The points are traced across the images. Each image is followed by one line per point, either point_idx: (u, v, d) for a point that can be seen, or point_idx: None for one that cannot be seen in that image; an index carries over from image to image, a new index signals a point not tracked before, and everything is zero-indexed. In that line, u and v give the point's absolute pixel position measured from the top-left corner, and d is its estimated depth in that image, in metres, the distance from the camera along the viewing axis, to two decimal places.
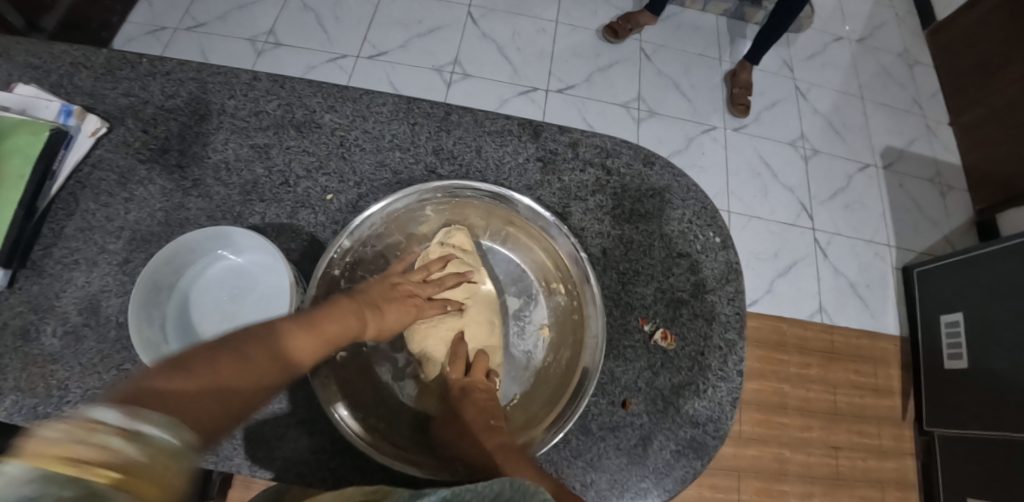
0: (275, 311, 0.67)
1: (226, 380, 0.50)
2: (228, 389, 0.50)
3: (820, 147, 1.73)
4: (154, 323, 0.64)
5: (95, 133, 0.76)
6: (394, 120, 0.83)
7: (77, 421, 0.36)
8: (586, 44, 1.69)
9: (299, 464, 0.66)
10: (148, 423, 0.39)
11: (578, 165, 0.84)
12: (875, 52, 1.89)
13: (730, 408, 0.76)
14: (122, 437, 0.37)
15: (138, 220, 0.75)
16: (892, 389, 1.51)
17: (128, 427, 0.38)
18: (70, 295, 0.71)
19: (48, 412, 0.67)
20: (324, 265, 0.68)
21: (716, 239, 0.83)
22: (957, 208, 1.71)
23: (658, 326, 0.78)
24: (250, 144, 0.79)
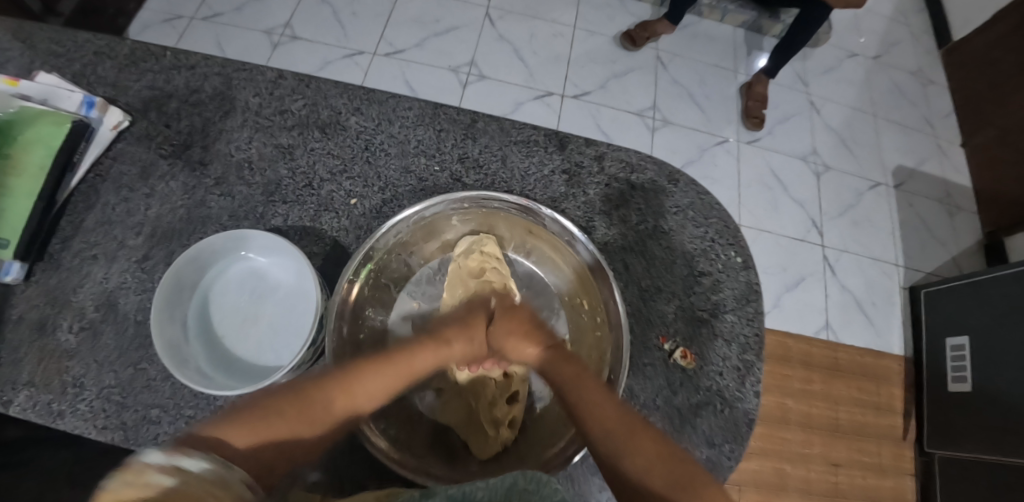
0: (297, 317, 0.67)
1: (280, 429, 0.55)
2: (281, 440, 0.55)
3: (832, 163, 1.73)
4: (174, 324, 0.63)
5: (117, 127, 0.75)
6: (420, 125, 0.82)
7: (132, 471, 0.44)
8: (603, 50, 1.67)
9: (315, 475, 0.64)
10: (193, 459, 0.46)
11: (602, 179, 0.84)
12: (890, 70, 1.88)
13: (747, 428, 0.75)
14: (170, 474, 0.44)
15: (158, 215, 0.73)
16: (895, 408, 1.51)
17: (174, 464, 0.45)
18: (88, 290, 0.70)
19: (63, 409, 0.66)
20: (346, 277, 0.66)
21: (737, 259, 0.83)
22: (965, 229, 1.71)
23: (679, 346, 0.77)
24: (275, 144, 0.78)
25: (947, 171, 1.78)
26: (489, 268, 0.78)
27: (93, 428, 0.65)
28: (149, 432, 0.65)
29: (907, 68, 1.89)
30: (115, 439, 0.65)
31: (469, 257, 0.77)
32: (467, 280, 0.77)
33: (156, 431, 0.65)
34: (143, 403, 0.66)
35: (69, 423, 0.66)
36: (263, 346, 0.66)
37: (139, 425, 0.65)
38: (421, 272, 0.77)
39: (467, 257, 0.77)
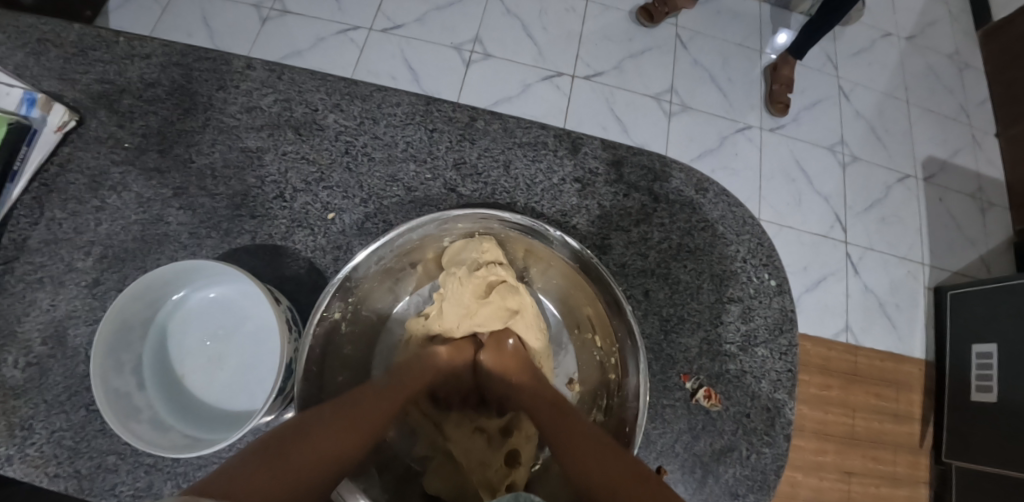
0: (264, 356, 0.59)
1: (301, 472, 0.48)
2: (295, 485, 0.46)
3: (860, 154, 1.58)
4: (124, 369, 0.55)
5: (63, 128, 0.66)
6: (409, 125, 0.72)
7: None
8: (618, 26, 1.54)
9: None
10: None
11: (617, 189, 0.74)
12: (926, 52, 1.70)
13: (774, 477, 0.67)
14: None
15: (112, 232, 0.65)
16: (912, 415, 1.39)
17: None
18: (35, 319, 0.62)
19: (9, 455, 0.59)
20: (311, 328, 0.58)
21: (772, 282, 0.73)
22: (996, 227, 1.57)
23: (702, 384, 0.68)
24: (241, 147, 0.69)
25: (983, 163, 1.62)
26: (499, 282, 0.66)
27: (44, 477, 0.58)
28: (105, 482, 0.58)
29: (944, 48, 1.71)
30: (68, 489, 0.58)
31: (473, 275, 0.65)
32: (472, 301, 0.66)
33: (113, 480, 0.59)
34: (97, 450, 0.59)
35: (16, 470, 0.58)
36: (226, 389, 0.58)
37: (93, 474, 0.59)
38: (411, 298, 0.69)
39: (466, 266, 0.66)
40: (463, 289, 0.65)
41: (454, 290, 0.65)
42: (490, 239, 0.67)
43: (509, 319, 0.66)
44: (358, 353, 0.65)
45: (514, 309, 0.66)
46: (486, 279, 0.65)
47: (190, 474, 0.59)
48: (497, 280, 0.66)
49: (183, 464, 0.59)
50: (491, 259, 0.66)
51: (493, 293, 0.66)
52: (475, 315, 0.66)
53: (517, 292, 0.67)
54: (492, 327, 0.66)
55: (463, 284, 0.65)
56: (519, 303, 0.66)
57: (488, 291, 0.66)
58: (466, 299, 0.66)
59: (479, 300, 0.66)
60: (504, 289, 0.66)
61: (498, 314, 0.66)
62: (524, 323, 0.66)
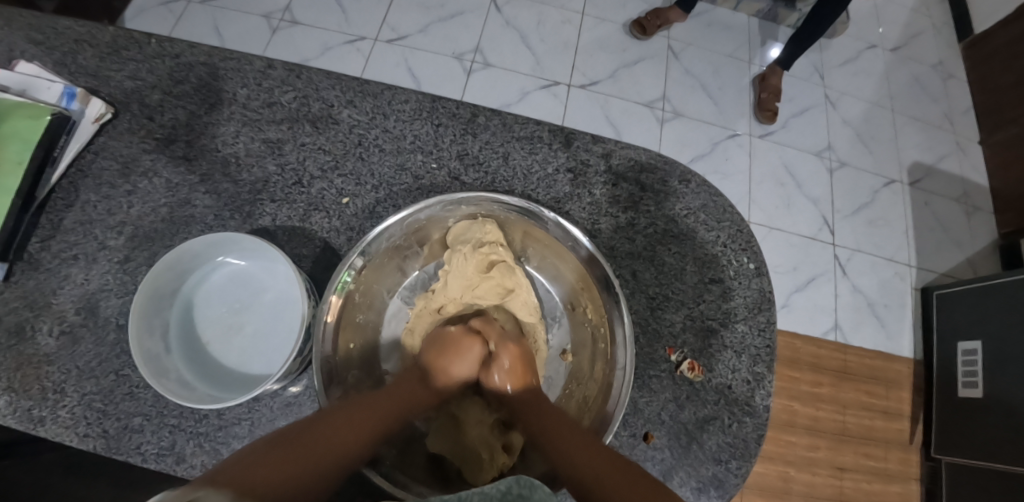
0: (282, 323, 0.64)
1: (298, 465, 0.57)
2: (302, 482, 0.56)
3: (848, 160, 1.64)
4: (155, 332, 0.60)
5: (99, 120, 0.72)
6: (417, 119, 0.78)
7: None
8: (613, 38, 1.61)
9: None
10: None
11: (609, 178, 0.79)
12: (909, 63, 1.77)
13: (754, 445, 0.71)
14: None
15: (141, 214, 0.70)
16: (902, 412, 1.42)
17: None
18: (69, 293, 0.67)
19: (43, 416, 0.63)
20: (332, 293, 0.62)
21: (750, 265, 0.79)
22: (981, 231, 1.61)
23: (686, 357, 0.73)
24: (263, 138, 0.75)
25: (966, 169, 1.68)
26: (500, 261, 0.71)
27: (73, 436, 0.63)
28: (132, 441, 0.63)
29: (926, 60, 1.78)
30: (97, 448, 0.63)
31: (477, 252, 0.70)
32: (474, 275, 0.71)
33: (139, 440, 0.63)
34: (125, 411, 0.64)
35: (49, 430, 0.63)
36: (248, 353, 0.63)
37: (122, 434, 0.63)
38: (417, 273, 0.74)
39: (470, 244, 0.71)
40: (468, 262, 0.71)
41: (459, 264, 0.70)
42: (493, 222, 0.72)
43: (505, 297, 0.73)
44: (368, 324, 0.70)
45: (510, 289, 0.72)
46: (488, 257, 0.71)
47: (211, 435, 0.64)
48: (498, 260, 0.71)
49: (205, 425, 0.64)
50: (494, 239, 0.71)
51: (493, 271, 0.71)
52: (476, 288, 0.72)
53: (514, 272, 0.72)
54: (488, 302, 0.73)
55: (468, 258, 0.70)
56: (514, 284, 0.73)
57: (490, 268, 0.72)
58: (469, 272, 0.71)
59: (481, 275, 0.72)
60: (504, 269, 0.71)
61: (496, 290, 0.73)
62: (519, 296, 0.73)
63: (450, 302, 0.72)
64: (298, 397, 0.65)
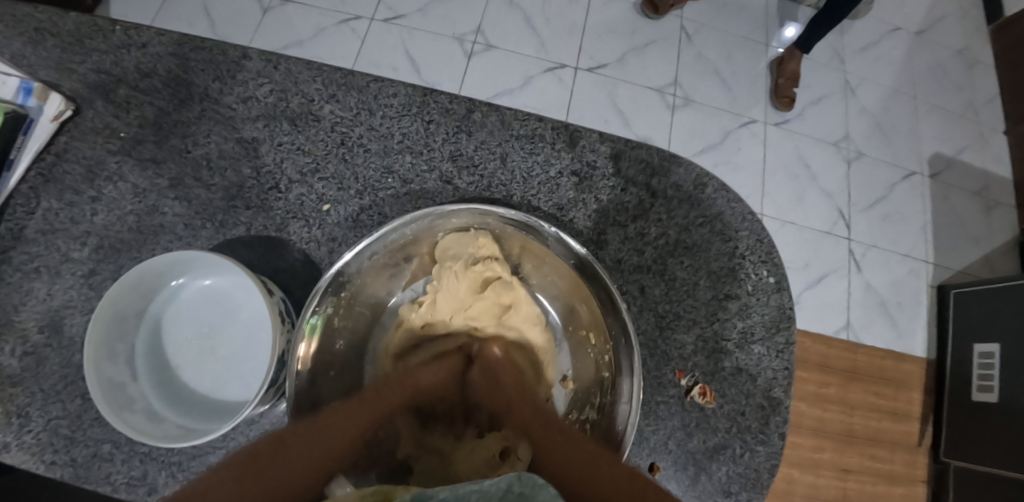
0: (256, 347, 0.59)
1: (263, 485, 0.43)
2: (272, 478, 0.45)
3: (866, 150, 1.56)
4: (118, 359, 0.56)
5: (58, 118, 0.66)
6: (406, 116, 0.72)
7: None
8: (622, 18, 1.52)
9: None
10: None
11: (615, 183, 0.73)
12: (934, 47, 1.67)
13: (767, 477, 0.66)
14: None
15: (107, 223, 0.65)
16: (912, 414, 1.37)
17: None
18: (32, 309, 0.63)
19: (7, 442, 0.59)
20: (300, 334, 0.58)
21: (770, 279, 0.73)
22: (1001, 227, 1.55)
23: (697, 381, 0.68)
24: (237, 138, 0.68)
25: (988, 161, 1.60)
26: (494, 279, 0.66)
27: (40, 464, 0.59)
28: (100, 470, 0.59)
29: (953, 43, 1.68)
30: (64, 477, 0.59)
31: (469, 270, 0.65)
32: (467, 295, 0.65)
33: (108, 469, 0.59)
34: (93, 438, 0.60)
35: (15, 457, 0.59)
36: (219, 379, 0.58)
37: (89, 463, 0.59)
38: (403, 290, 0.69)
39: (461, 260, 0.65)
40: (459, 282, 0.65)
41: (449, 284, 0.64)
42: (487, 234, 0.65)
43: (502, 315, 0.66)
44: (352, 346, 0.64)
45: (508, 305, 0.66)
46: (483, 275, 0.65)
47: (184, 464, 0.59)
48: (493, 277, 0.65)
49: (178, 454, 0.60)
50: (488, 254, 0.65)
51: (488, 289, 0.65)
52: (469, 308, 0.65)
53: (512, 288, 0.66)
54: (484, 323, 0.65)
55: (459, 278, 0.64)
56: (513, 299, 0.66)
57: (484, 287, 0.65)
58: (461, 292, 0.65)
59: (474, 294, 0.65)
60: (500, 287, 0.66)
61: (492, 309, 0.66)
62: (517, 316, 0.66)
63: (440, 321, 0.65)
64: (277, 424, 0.61)
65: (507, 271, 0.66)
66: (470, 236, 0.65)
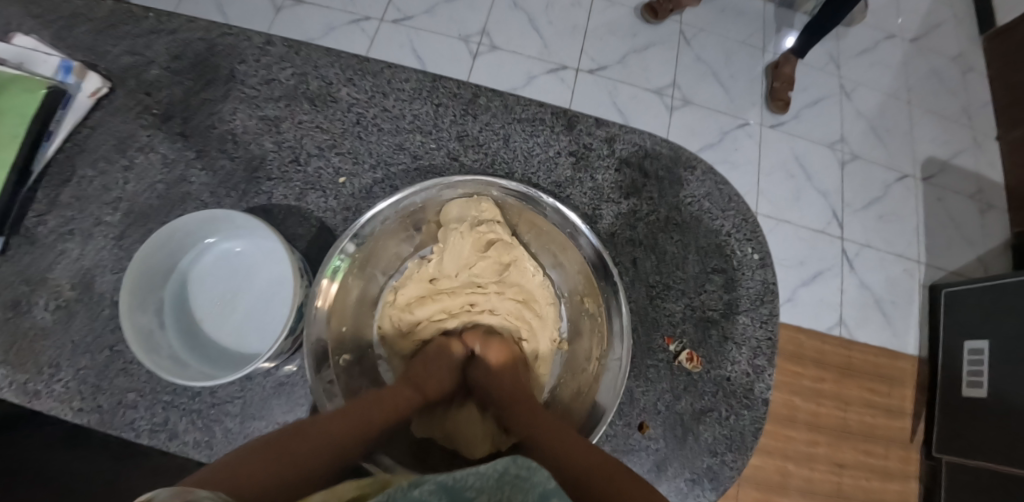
0: (275, 304, 0.64)
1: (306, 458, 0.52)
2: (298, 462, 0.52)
3: (861, 152, 1.58)
4: (148, 309, 0.60)
5: (97, 94, 0.71)
6: (417, 99, 0.77)
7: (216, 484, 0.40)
8: (623, 22, 1.58)
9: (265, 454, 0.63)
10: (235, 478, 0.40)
11: (612, 163, 0.78)
12: (929, 54, 1.70)
13: (752, 439, 0.70)
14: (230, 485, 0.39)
15: (137, 191, 0.70)
16: (905, 410, 1.36)
17: None
18: (64, 268, 0.67)
19: (38, 390, 0.64)
20: (323, 276, 0.62)
21: (754, 256, 0.77)
22: (994, 228, 1.56)
23: (685, 347, 0.72)
24: (259, 115, 0.74)
25: (982, 166, 1.62)
26: (497, 240, 0.70)
27: (68, 411, 0.63)
28: (125, 417, 0.63)
29: (947, 52, 1.71)
30: (90, 423, 0.63)
31: (474, 230, 0.69)
32: (471, 254, 0.69)
33: (132, 415, 0.63)
34: (119, 387, 0.64)
35: (44, 404, 0.63)
36: (242, 333, 0.63)
37: (115, 410, 0.63)
38: (404, 252, 0.73)
39: (465, 223, 0.69)
40: (464, 241, 0.69)
41: (455, 243, 0.69)
42: (489, 200, 0.69)
43: (502, 272, 0.71)
44: (363, 310, 0.69)
45: (508, 263, 0.71)
46: (486, 235, 0.70)
47: (203, 412, 0.64)
48: (496, 238, 0.70)
49: (198, 402, 0.64)
50: (491, 218, 0.70)
51: (491, 249, 0.70)
52: (473, 266, 0.70)
53: (513, 248, 0.71)
54: (486, 279, 0.71)
55: (465, 237, 0.69)
56: (513, 258, 0.71)
57: (487, 247, 0.70)
58: (466, 252, 0.69)
59: (478, 253, 0.70)
60: (502, 246, 0.70)
61: (493, 268, 0.71)
62: (520, 274, 0.71)
63: (446, 277, 0.70)
64: (292, 377, 0.65)
65: (508, 232, 0.71)
66: (474, 203, 0.69)
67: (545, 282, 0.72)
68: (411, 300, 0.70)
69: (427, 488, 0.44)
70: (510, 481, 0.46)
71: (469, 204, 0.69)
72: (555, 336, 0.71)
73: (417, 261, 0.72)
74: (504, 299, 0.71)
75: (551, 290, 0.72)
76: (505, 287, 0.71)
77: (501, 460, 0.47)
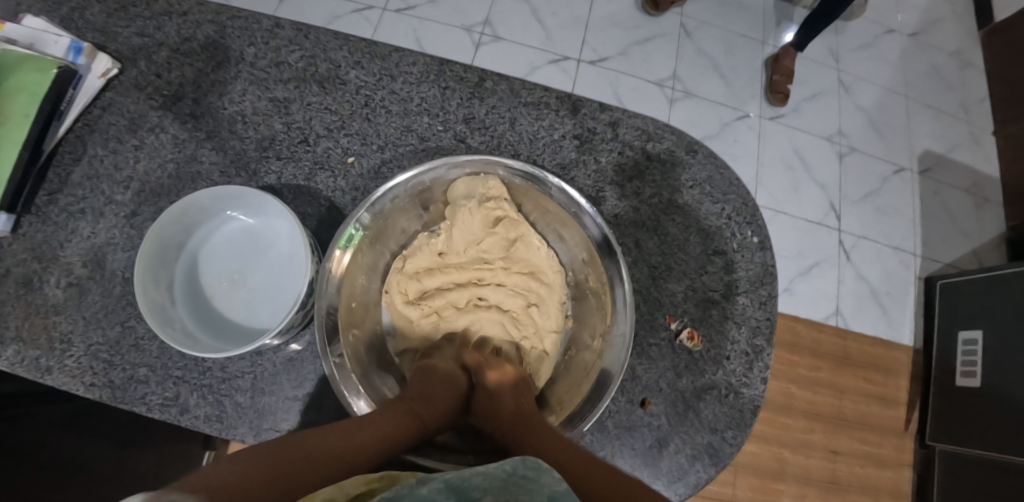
0: (284, 279, 0.65)
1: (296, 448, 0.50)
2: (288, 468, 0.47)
3: (861, 147, 1.58)
4: (160, 284, 0.61)
5: (106, 75, 0.72)
6: (425, 82, 0.77)
7: None
8: (625, 13, 1.57)
9: (273, 427, 0.65)
10: None
11: (616, 147, 0.79)
12: (928, 49, 1.70)
13: (751, 416, 0.72)
14: None
15: (147, 170, 0.71)
16: (900, 400, 1.37)
17: None
18: (76, 246, 0.69)
19: (51, 365, 0.65)
20: (335, 248, 0.63)
21: (753, 239, 0.78)
22: (988, 222, 1.57)
23: (686, 326, 0.74)
24: (269, 97, 0.74)
25: (978, 159, 1.63)
26: (504, 217, 0.71)
27: (81, 385, 0.65)
28: (137, 391, 0.65)
29: (945, 48, 1.71)
30: (103, 397, 0.65)
31: (482, 207, 0.69)
32: (480, 230, 0.70)
33: (144, 390, 0.65)
34: (131, 362, 0.66)
35: (57, 379, 0.65)
36: (252, 308, 0.64)
37: (127, 384, 0.65)
38: (412, 228, 0.73)
39: (471, 199, 0.69)
40: (473, 218, 0.70)
41: (464, 220, 0.69)
42: (496, 178, 0.70)
43: (509, 249, 0.72)
44: (372, 288, 0.71)
45: (515, 239, 0.71)
46: (493, 213, 0.70)
47: (214, 387, 0.65)
48: (503, 215, 0.70)
49: (209, 377, 0.65)
50: (498, 195, 0.70)
51: (499, 226, 0.71)
52: (481, 243, 0.71)
53: (519, 224, 0.72)
54: (493, 256, 0.72)
55: (472, 214, 0.69)
56: (520, 234, 0.72)
57: (495, 224, 0.71)
58: (475, 227, 0.70)
59: (486, 230, 0.71)
60: (508, 223, 0.71)
61: (500, 244, 0.72)
62: (526, 249, 0.72)
63: (454, 252, 0.71)
64: (300, 354, 0.66)
65: (514, 209, 0.71)
66: (480, 181, 0.69)
67: (551, 254, 0.73)
68: (420, 270, 0.71)
69: (434, 485, 0.41)
70: (518, 481, 0.43)
71: (475, 179, 0.69)
72: (562, 301, 0.72)
73: (427, 234, 0.73)
74: (511, 274, 0.72)
75: (556, 260, 0.73)
76: (510, 262, 0.73)
77: (510, 460, 0.45)
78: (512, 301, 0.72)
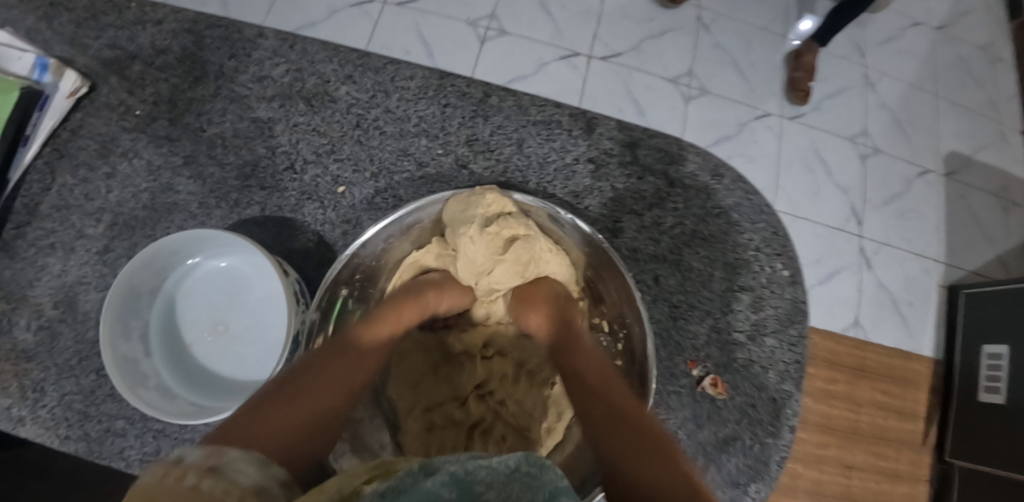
0: (266, 324, 0.60)
1: (289, 418, 0.45)
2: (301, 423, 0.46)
3: (883, 146, 1.27)
4: (132, 335, 0.56)
5: (74, 94, 0.66)
6: (423, 98, 0.71)
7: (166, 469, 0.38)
8: (636, 4, 1.28)
9: None
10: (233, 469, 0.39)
11: (634, 171, 0.72)
12: (961, 43, 1.38)
13: (776, 469, 0.66)
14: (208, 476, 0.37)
15: (121, 200, 0.65)
16: (919, 413, 1.09)
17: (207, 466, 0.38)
18: (46, 284, 0.63)
19: (22, 416, 0.60)
20: (318, 304, 0.58)
21: (785, 272, 0.72)
22: (1018, 229, 1.26)
23: (709, 372, 0.68)
24: (251, 117, 0.68)
25: (1008, 162, 1.32)
26: (513, 236, 0.62)
27: (55, 438, 0.60)
28: (114, 445, 0.60)
29: (998, 27, 1.41)
30: (78, 451, 0.60)
31: (485, 232, 0.60)
32: (486, 258, 0.62)
33: (121, 444, 0.60)
34: (107, 414, 0.61)
35: (29, 431, 0.60)
36: (234, 357, 0.59)
37: (103, 437, 0.60)
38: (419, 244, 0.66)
39: (471, 221, 0.60)
40: (477, 245, 0.61)
41: (466, 248, 0.60)
42: (495, 192, 0.62)
43: (524, 273, 0.63)
44: None
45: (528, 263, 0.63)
46: (500, 234, 0.61)
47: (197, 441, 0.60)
48: (513, 235, 0.62)
49: (190, 431, 0.61)
50: (499, 211, 0.62)
51: (509, 251, 0.62)
52: (490, 272, 0.62)
53: (532, 244, 0.63)
54: (507, 284, 0.64)
55: (475, 242, 0.61)
56: (532, 256, 0.63)
57: (505, 249, 0.62)
58: (480, 255, 0.62)
59: (494, 257, 0.62)
60: (521, 245, 0.62)
61: (513, 269, 0.63)
62: (541, 270, 0.64)
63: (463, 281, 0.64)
64: None
65: (525, 226, 0.62)
66: (477, 199, 0.61)
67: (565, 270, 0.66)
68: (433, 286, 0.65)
69: (439, 477, 0.35)
70: (522, 477, 0.36)
71: (466, 201, 0.62)
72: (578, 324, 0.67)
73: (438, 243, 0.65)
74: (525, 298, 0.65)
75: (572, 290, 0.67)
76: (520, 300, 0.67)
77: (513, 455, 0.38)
78: (528, 348, 0.67)
